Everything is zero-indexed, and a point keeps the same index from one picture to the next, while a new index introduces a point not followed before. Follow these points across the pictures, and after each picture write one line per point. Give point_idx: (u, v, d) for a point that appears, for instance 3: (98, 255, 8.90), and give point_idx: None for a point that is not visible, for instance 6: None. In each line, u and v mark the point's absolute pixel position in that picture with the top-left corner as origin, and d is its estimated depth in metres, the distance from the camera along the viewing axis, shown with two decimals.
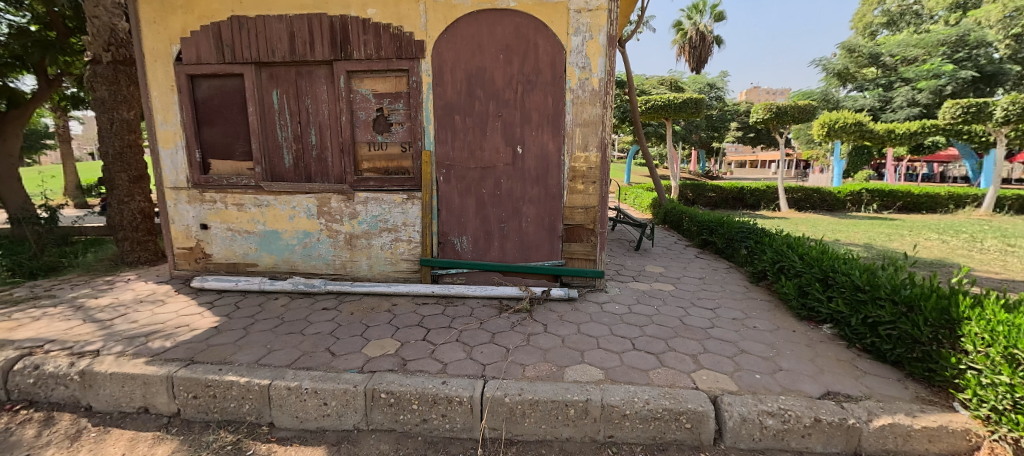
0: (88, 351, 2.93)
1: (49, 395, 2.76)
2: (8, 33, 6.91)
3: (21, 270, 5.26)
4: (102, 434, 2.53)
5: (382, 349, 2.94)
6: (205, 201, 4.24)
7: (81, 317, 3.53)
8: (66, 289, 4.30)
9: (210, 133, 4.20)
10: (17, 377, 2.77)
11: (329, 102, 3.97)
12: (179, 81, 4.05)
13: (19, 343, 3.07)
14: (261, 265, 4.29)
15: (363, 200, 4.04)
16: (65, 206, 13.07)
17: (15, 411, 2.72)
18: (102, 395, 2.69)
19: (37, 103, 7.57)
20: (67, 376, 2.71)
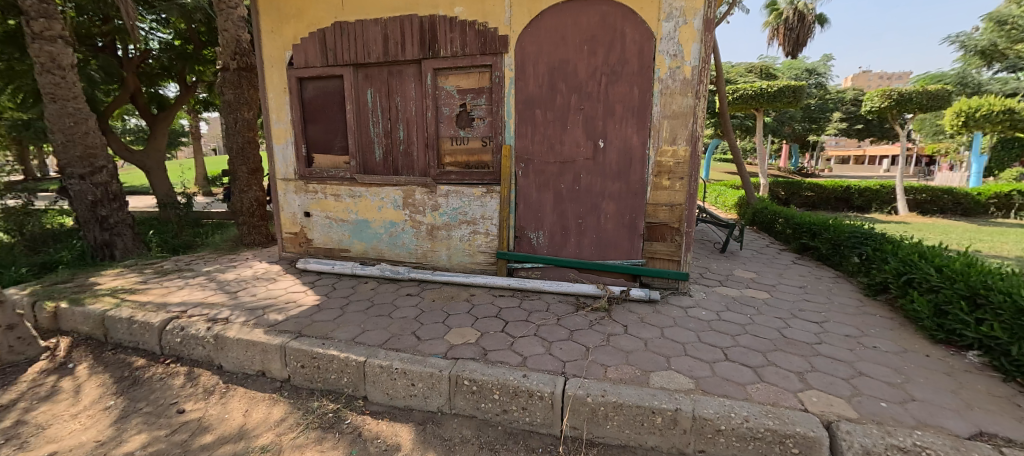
0: (219, 318, 3.39)
1: (191, 354, 3.23)
2: (159, 48, 8.19)
3: (168, 247, 6.25)
4: (231, 390, 2.92)
5: (463, 337, 3.04)
6: (309, 192, 4.68)
7: (213, 288, 4.09)
8: (201, 264, 5.01)
9: (314, 130, 4.61)
10: (169, 336, 3.29)
11: (417, 99, 4.16)
12: (291, 84, 4.49)
13: (170, 306, 3.64)
14: (353, 251, 4.65)
15: (445, 193, 4.19)
16: (196, 194, 15.25)
17: (168, 364, 3.23)
18: (229, 357, 3.09)
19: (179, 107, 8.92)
20: (204, 338, 3.17)
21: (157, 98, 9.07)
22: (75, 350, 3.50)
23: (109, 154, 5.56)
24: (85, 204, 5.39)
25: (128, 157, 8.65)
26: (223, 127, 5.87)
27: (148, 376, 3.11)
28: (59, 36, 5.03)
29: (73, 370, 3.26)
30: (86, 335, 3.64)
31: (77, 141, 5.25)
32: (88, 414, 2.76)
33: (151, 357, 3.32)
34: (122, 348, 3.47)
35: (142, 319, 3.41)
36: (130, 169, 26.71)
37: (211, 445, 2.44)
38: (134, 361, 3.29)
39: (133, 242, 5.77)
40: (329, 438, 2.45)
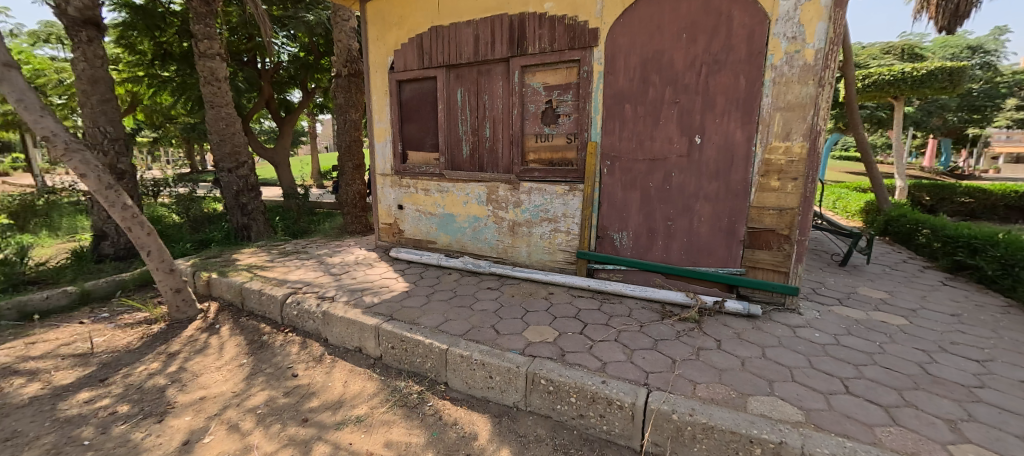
0: (326, 296, 3.76)
1: (304, 326, 3.63)
2: (288, 59, 9.32)
3: (289, 231, 7.12)
4: (333, 361, 3.22)
5: (541, 335, 3.00)
6: (403, 186, 4.98)
7: (323, 270, 4.56)
8: (313, 248, 5.62)
9: (408, 128, 4.88)
10: (287, 308, 3.73)
11: (504, 97, 4.20)
12: (390, 86, 4.82)
13: (289, 283, 4.14)
14: (439, 243, 4.85)
15: (528, 190, 4.17)
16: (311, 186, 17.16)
17: (286, 333, 3.67)
18: (333, 332, 3.41)
19: (301, 110, 10.06)
20: (314, 313, 3.53)
21: (284, 103, 10.36)
22: (220, 313, 4.14)
23: (250, 152, 6.52)
24: (231, 193, 6.39)
25: (262, 153, 9.96)
26: (336, 127, 6.52)
27: (272, 342, 3.56)
28: (216, 53, 5.91)
29: (218, 329, 3.85)
30: (228, 302, 4.29)
31: (227, 140, 6.21)
32: (228, 368, 3.25)
33: (273, 325, 3.80)
34: (253, 315, 4.04)
35: (269, 292, 3.91)
36: (263, 164, 31.02)
37: (317, 409, 2.71)
38: (261, 327, 3.80)
39: (264, 226, 6.69)
40: (412, 419, 2.58)
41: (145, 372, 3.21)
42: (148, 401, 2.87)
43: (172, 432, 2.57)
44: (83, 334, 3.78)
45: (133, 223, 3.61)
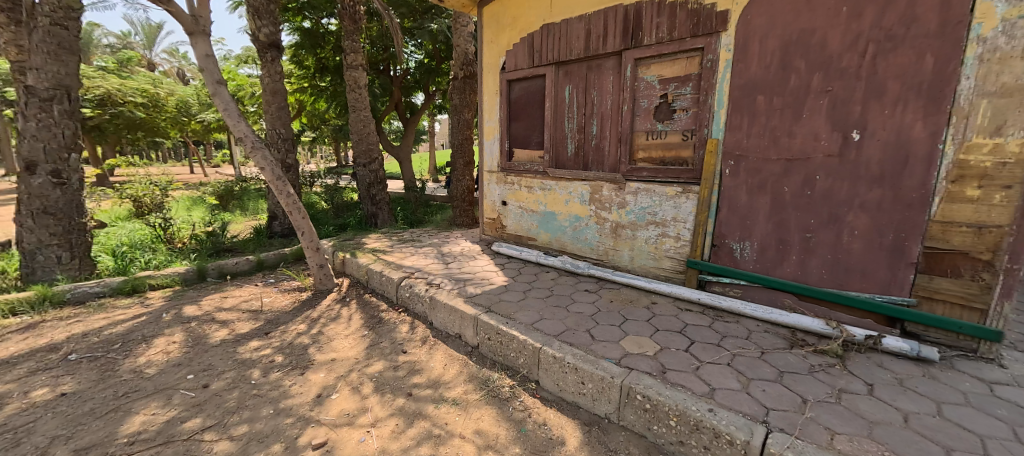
0: (434, 282, 3.98)
1: (414, 308, 3.89)
2: (414, 66, 10.16)
3: (408, 221, 7.75)
4: (436, 344, 3.37)
5: (640, 347, 2.75)
6: (507, 183, 5.03)
7: (433, 259, 4.84)
8: (425, 238, 6.00)
9: (515, 127, 4.91)
10: (402, 290, 4.04)
11: (614, 92, 3.96)
12: (501, 87, 4.91)
13: (404, 268, 4.47)
14: (539, 240, 4.79)
15: (634, 191, 3.88)
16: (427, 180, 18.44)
17: (399, 312, 3.97)
18: (437, 316, 3.58)
19: (423, 112, 10.84)
20: (423, 296, 3.76)
21: (410, 106, 11.30)
22: (350, 288, 4.66)
23: (381, 149, 7.34)
24: (365, 185, 7.23)
25: (389, 151, 10.97)
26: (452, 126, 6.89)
27: (388, 319, 3.88)
28: (360, 64, 6.79)
29: (349, 302, 4.33)
30: (357, 279, 4.80)
31: (364, 139, 7.10)
32: (353, 336, 3.60)
33: (390, 304, 4.15)
34: (375, 293, 4.46)
35: (388, 274, 4.29)
36: (391, 161, 34.59)
37: (419, 386, 2.86)
38: (380, 305, 4.17)
39: (388, 216, 7.40)
40: (502, 412, 2.56)
41: (294, 332, 3.70)
42: (297, 356, 3.32)
43: (311, 385, 2.93)
44: (257, 293, 4.59)
45: (294, 208, 4.23)
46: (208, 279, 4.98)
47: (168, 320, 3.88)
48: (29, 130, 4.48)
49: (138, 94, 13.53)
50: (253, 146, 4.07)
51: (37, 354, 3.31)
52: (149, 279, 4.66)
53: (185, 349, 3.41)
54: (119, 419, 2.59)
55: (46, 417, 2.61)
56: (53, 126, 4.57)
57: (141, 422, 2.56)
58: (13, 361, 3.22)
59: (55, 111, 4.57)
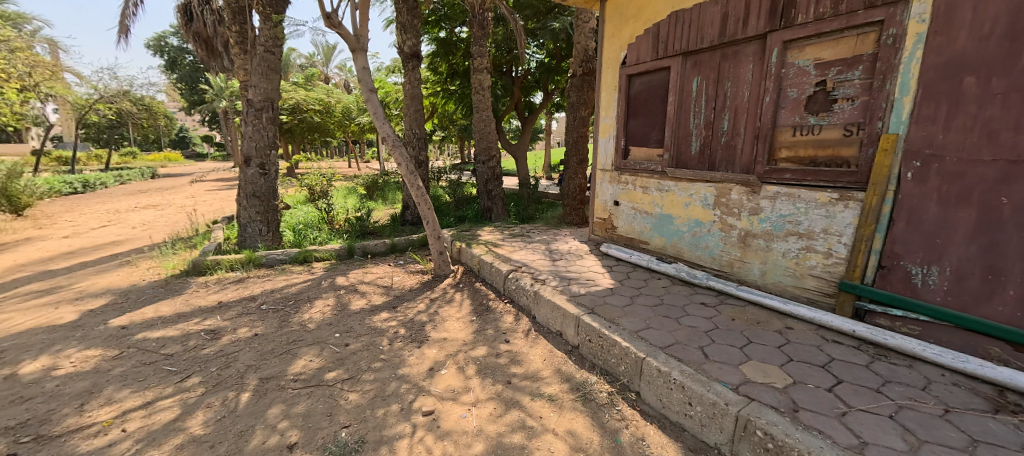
0: (540, 278, 3.97)
1: (519, 300, 3.90)
2: (535, 66, 10.27)
3: (521, 216, 7.90)
4: (538, 338, 3.33)
5: (766, 376, 2.34)
6: (621, 182, 4.76)
7: (539, 254, 4.83)
8: (535, 233, 6.03)
9: (633, 124, 4.60)
10: (509, 282, 4.10)
11: (753, 82, 3.45)
12: (620, 82, 4.64)
13: (512, 261, 4.54)
14: (652, 244, 4.43)
15: (772, 195, 3.34)
16: (541, 178, 18.56)
17: (505, 303, 4.04)
18: (540, 312, 3.53)
19: (541, 111, 10.88)
20: (528, 291, 3.75)
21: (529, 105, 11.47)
22: (463, 276, 4.90)
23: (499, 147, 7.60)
24: (483, 180, 7.56)
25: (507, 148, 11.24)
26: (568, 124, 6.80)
27: (495, 308, 3.97)
28: (485, 67, 7.11)
29: (462, 288, 4.55)
30: (470, 268, 5.03)
31: (485, 138, 7.43)
32: (461, 320, 3.76)
33: (497, 294, 4.25)
34: (485, 282, 4.61)
35: (498, 265, 4.40)
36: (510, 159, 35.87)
37: (518, 376, 2.84)
38: (489, 294, 4.29)
39: (501, 210, 7.64)
40: (598, 418, 2.39)
41: (415, 309, 4.01)
42: (416, 330, 3.59)
43: (425, 358, 3.13)
44: (389, 272, 5.11)
45: (422, 200, 4.57)
46: (354, 257, 5.70)
47: (325, 287, 4.58)
48: (248, 134, 5.91)
49: (316, 102, 16.82)
50: (393, 146, 4.50)
51: (243, 302, 4.21)
52: (316, 252, 5.56)
53: (336, 312, 3.95)
54: (287, 360, 3.11)
55: (246, 349, 3.30)
56: (262, 129, 5.97)
57: (299, 367, 3.03)
58: (231, 304, 4.16)
59: (264, 118, 5.97)
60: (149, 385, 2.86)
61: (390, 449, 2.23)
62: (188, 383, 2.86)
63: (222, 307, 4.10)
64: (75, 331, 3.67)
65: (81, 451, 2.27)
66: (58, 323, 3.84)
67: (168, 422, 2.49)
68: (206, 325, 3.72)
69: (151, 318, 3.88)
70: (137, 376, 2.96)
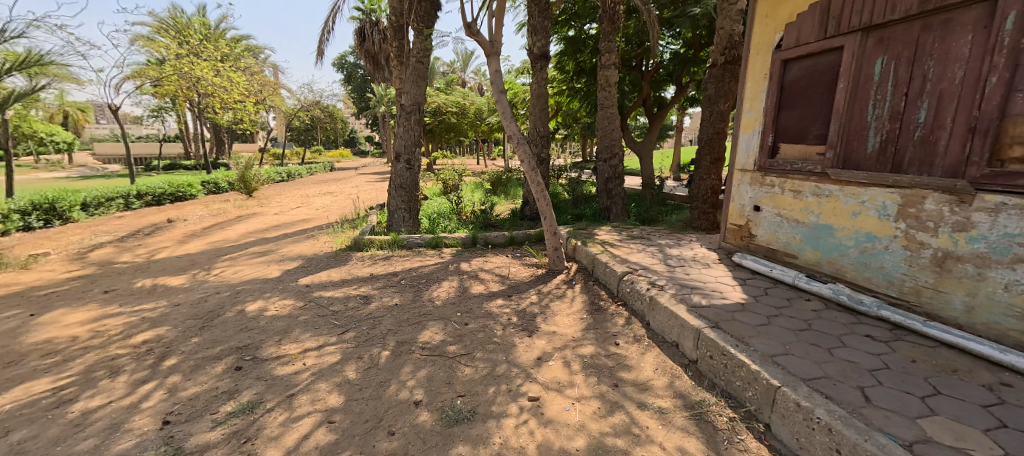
0: (658, 283, 3.68)
1: (633, 304, 3.68)
2: (668, 57, 9.57)
3: (641, 218, 7.48)
4: (651, 346, 3.08)
5: (959, 439, 1.79)
6: (765, 185, 4.14)
7: (659, 258, 4.49)
8: (656, 237, 5.64)
9: (786, 117, 3.96)
10: (623, 284, 3.89)
11: (971, 60, 2.68)
12: (773, 69, 4.03)
13: (628, 263, 4.31)
14: (801, 259, 3.77)
15: (994, 207, 2.55)
16: (669, 179, 17.27)
17: (617, 305, 3.85)
18: (656, 318, 3.27)
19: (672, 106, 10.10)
20: (644, 296, 3.50)
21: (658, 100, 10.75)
22: (577, 273, 4.82)
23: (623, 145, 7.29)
24: (603, 178, 7.33)
25: (631, 146, 10.69)
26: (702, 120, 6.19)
27: (606, 308, 3.80)
28: (613, 63, 6.86)
29: (574, 285, 4.47)
30: (584, 266, 4.93)
31: (608, 135, 7.19)
32: (571, 317, 3.69)
33: (610, 295, 4.07)
34: (599, 282, 4.46)
35: (613, 266, 4.22)
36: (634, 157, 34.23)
37: (626, 381, 2.67)
38: (601, 294, 4.15)
39: (621, 210, 7.33)
40: (716, 443, 2.10)
41: (528, 300, 4.07)
42: (527, 320, 3.64)
43: (534, 347, 3.15)
44: (506, 263, 5.28)
45: (541, 196, 4.60)
46: (477, 246, 6.03)
47: (451, 270, 4.94)
48: (400, 134, 6.74)
49: (454, 104, 18.51)
50: (517, 144, 4.61)
51: (387, 276, 4.78)
52: (445, 238, 6.03)
53: (458, 293, 4.24)
54: (418, 330, 3.44)
55: (388, 316, 3.72)
56: (410, 129, 6.72)
57: (425, 338, 3.30)
58: (379, 276, 4.76)
59: (413, 120, 6.72)
60: (325, 331, 3.43)
61: (497, 424, 2.28)
62: (347, 335, 3.34)
63: (372, 278, 4.71)
64: (278, 284, 4.60)
65: (277, 374, 2.81)
66: (267, 277, 4.85)
67: (333, 364, 2.93)
68: (361, 291, 4.31)
69: (326, 280, 4.65)
70: (315, 325, 3.54)
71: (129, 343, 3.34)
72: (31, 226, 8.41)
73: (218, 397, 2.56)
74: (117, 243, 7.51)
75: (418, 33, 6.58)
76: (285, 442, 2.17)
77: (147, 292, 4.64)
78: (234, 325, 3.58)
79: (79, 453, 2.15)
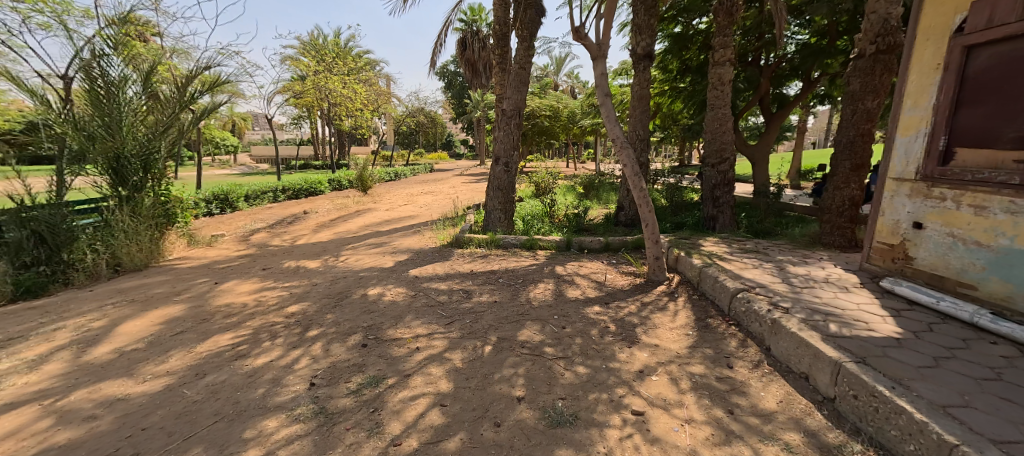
0: (781, 305, 3.31)
1: (749, 325, 3.35)
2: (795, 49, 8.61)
3: (754, 230, 6.81)
4: (772, 374, 2.77)
5: None
6: (931, 198, 3.49)
7: (781, 277, 4.04)
8: (776, 252, 5.08)
9: (968, 116, 3.30)
10: (737, 303, 3.58)
11: None
12: (949, 58, 3.38)
13: (743, 280, 3.95)
14: (983, 290, 3.15)
15: None
16: (786, 186, 15.41)
17: (729, 324, 3.54)
18: (780, 345, 2.93)
19: (796, 104, 9.04)
20: (764, 318, 3.17)
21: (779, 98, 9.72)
22: (679, 285, 4.53)
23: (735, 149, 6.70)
24: (709, 185, 6.81)
25: (744, 150, 9.75)
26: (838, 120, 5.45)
27: (715, 326, 3.52)
28: (728, 60, 6.35)
29: (677, 297, 4.21)
30: (687, 279, 4.62)
31: (717, 139, 6.67)
32: (676, 331, 3.47)
33: (719, 313, 3.75)
34: (705, 297, 4.14)
35: (724, 281, 3.90)
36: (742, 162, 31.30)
37: (745, 408, 2.43)
38: (708, 310, 3.85)
39: (730, 220, 6.74)
40: None
41: (626, 310, 3.92)
42: (626, 329, 3.51)
43: (635, 359, 3.03)
44: (602, 269, 5.16)
45: (643, 201, 4.41)
46: (571, 249, 5.99)
47: (546, 272, 4.97)
48: (500, 137, 6.97)
49: (548, 108, 18.74)
50: (620, 147, 4.46)
51: (486, 273, 4.97)
52: (540, 241, 6.09)
53: (555, 296, 4.24)
54: (517, 328, 3.51)
55: (488, 311, 3.86)
56: (510, 133, 6.91)
57: (524, 336, 3.36)
58: (478, 273, 4.97)
59: (513, 124, 6.90)
60: (433, 320, 3.66)
61: (600, 433, 2.22)
62: (452, 326, 3.54)
63: (472, 275, 4.92)
64: (391, 273, 5.04)
65: (394, 354, 3.08)
66: (383, 266, 5.35)
67: (441, 351, 3.12)
68: (462, 285, 4.55)
69: (432, 273, 4.98)
70: (423, 313, 3.82)
71: (282, 313, 3.92)
72: (211, 212, 10.37)
73: (349, 369, 2.88)
74: (268, 229, 8.88)
75: (522, 40, 6.74)
76: (404, 418, 2.35)
77: (292, 272, 5.39)
78: (359, 307, 3.99)
79: (251, 400, 2.56)
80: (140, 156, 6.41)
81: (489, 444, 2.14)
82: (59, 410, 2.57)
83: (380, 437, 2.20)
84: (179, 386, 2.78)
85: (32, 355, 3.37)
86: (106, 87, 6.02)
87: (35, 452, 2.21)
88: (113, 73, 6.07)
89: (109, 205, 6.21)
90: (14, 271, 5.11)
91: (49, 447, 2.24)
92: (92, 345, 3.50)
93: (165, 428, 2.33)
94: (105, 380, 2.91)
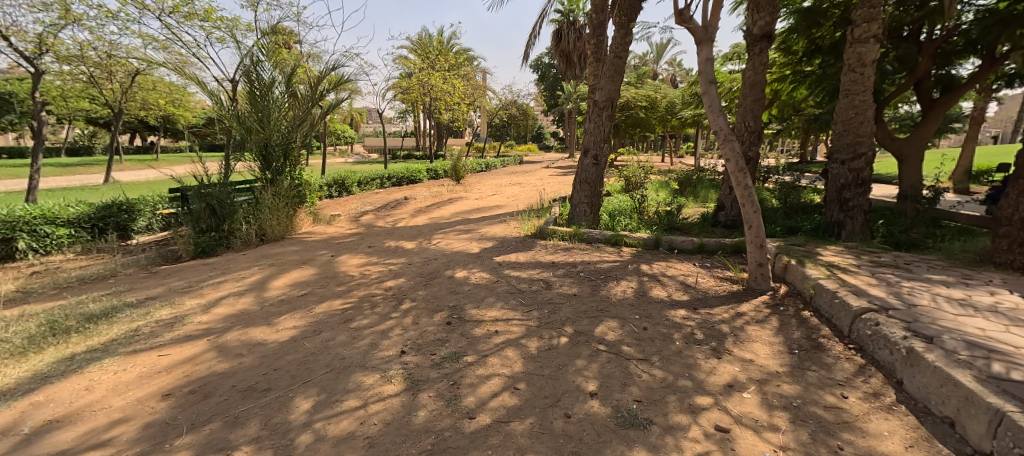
0: (920, 333, 2.88)
1: (876, 352, 2.96)
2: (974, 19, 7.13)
3: (892, 240, 5.85)
4: (899, 412, 2.43)
5: None
6: None
7: (928, 300, 3.48)
8: (922, 270, 4.35)
9: None
10: (860, 324, 3.18)
11: None
12: None
13: (873, 299, 3.49)
14: None
15: None
16: (947, 190, 12.67)
17: (848, 348, 3.16)
18: (917, 380, 2.56)
19: (970, 86, 7.43)
20: (896, 346, 2.79)
21: (945, 80, 8.07)
22: (786, 297, 4.12)
23: (873, 142, 5.81)
24: (836, 186, 6.02)
25: (887, 145, 8.33)
26: None
27: (829, 348, 3.17)
28: (872, 36, 5.51)
29: (781, 311, 3.84)
30: (798, 291, 4.18)
31: (850, 130, 5.85)
32: (776, 348, 3.20)
33: (836, 334, 3.36)
34: (818, 314, 3.73)
35: (845, 298, 3.48)
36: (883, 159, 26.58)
37: (854, 444, 2.19)
38: (822, 329, 3.47)
39: (859, 227, 5.88)
40: None
41: (717, 317, 3.70)
42: (715, 339, 3.32)
43: (723, 371, 2.88)
44: (693, 272, 4.89)
45: (748, 201, 4.06)
46: (660, 248, 5.75)
47: (630, 270, 4.87)
48: (590, 130, 6.89)
49: (644, 99, 17.92)
50: (724, 139, 4.12)
51: (567, 265, 5.02)
52: (626, 237, 5.94)
53: (636, 295, 4.16)
54: (595, 323, 3.53)
55: (567, 304, 3.93)
56: (601, 124, 6.80)
57: (601, 332, 3.37)
58: (559, 265, 5.04)
59: (604, 115, 6.77)
60: (513, 307, 3.84)
61: (675, 441, 2.18)
62: (530, 315, 3.67)
63: (553, 266, 5.01)
64: (478, 258, 5.34)
65: (475, 334, 3.32)
66: (470, 251, 5.69)
67: (518, 336, 3.28)
68: (543, 276, 4.65)
69: (516, 261, 5.17)
70: (506, 299, 4.01)
71: (382, 286, 4.42)
72: (331, 195, 11.87)
73: (435, 342, 3.17)
74: (375, 212, 9.88)
75: (620, 26, 6.55)
76: (480, 394, 2.54)
77: (392, 251, 5.98)
78: (447, 287, 4.33)
79: (354, 358, 2.96)
80: (282, 145, 7.48)
81: (558, 433, 2.22)
82: (219, 346, 3.23)
83: (458, 408, 2.41)
84: (301, 338, 3.31)
85: (204, 300, 4.27)
86: (260, 88, 7.20)
87: (203, 375, 2.82)
88: (265, 76, 7.24)
89: (259, 185, 7.40)
90: (196, 235, 6.53)
91: (212, 372, 2.85)
92: (245, 296, 4.31)
93: (290, 372, 2.81)
94: (249, 326, 3.57)
